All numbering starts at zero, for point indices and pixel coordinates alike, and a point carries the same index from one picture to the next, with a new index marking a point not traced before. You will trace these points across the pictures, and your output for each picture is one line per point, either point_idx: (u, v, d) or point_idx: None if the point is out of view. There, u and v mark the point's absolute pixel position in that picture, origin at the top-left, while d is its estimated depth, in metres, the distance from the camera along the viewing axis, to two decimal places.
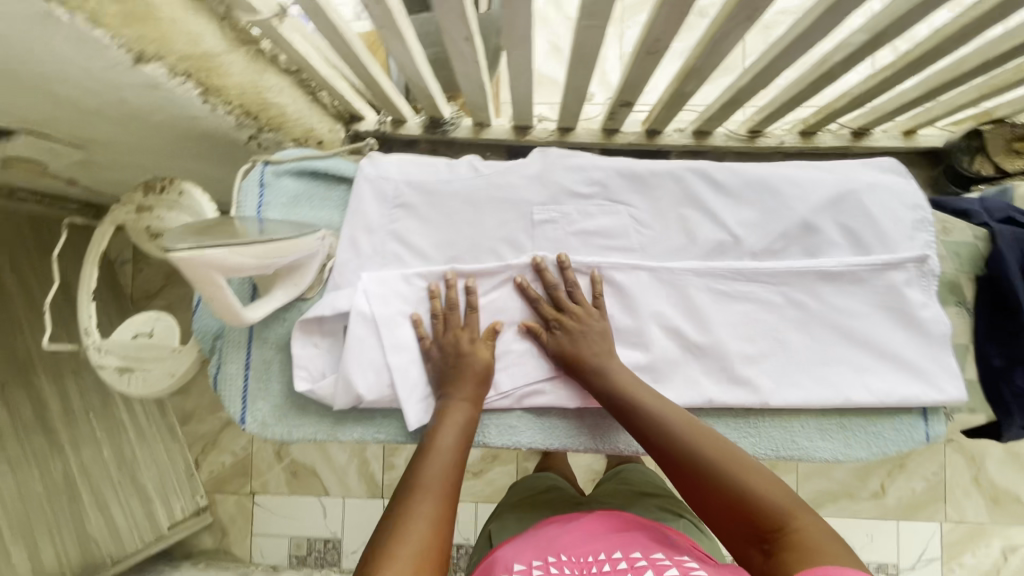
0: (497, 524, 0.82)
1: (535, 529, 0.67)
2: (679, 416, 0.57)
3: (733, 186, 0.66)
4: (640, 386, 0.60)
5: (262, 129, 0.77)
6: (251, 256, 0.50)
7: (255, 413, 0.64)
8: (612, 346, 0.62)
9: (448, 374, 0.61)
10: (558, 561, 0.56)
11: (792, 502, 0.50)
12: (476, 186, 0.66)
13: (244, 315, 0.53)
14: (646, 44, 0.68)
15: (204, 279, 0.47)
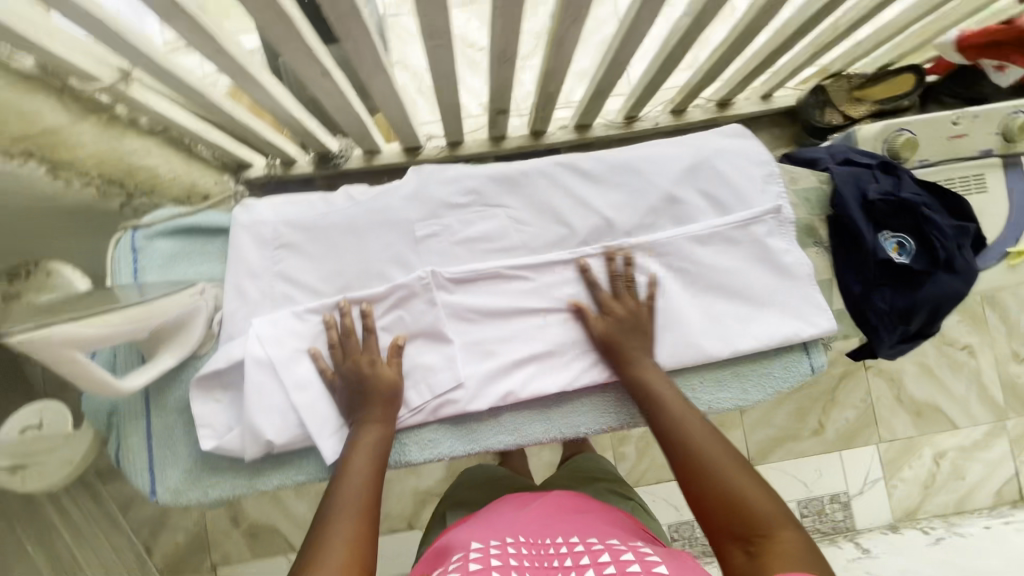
0: (450, 503, 0.79)
1: (489, 507, 0.66)
2: (695, 414, 0.60)
3: (598, 173, 0.70)
4: (666, 382, 0.63)
5: (133, 194, 0.75)
6: (111, 324, 0.48)
7: (167, 481, 0.63)
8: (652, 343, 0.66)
9: (357, 398, 0.61)
10: (516, 542, 0.55)
11: (779, 512, 0.51)
12: (355, 214, 0.67)
13: (119, 384, 0.52)
14: (496, 56, 0.71)
15: (61, 358, 0.45)
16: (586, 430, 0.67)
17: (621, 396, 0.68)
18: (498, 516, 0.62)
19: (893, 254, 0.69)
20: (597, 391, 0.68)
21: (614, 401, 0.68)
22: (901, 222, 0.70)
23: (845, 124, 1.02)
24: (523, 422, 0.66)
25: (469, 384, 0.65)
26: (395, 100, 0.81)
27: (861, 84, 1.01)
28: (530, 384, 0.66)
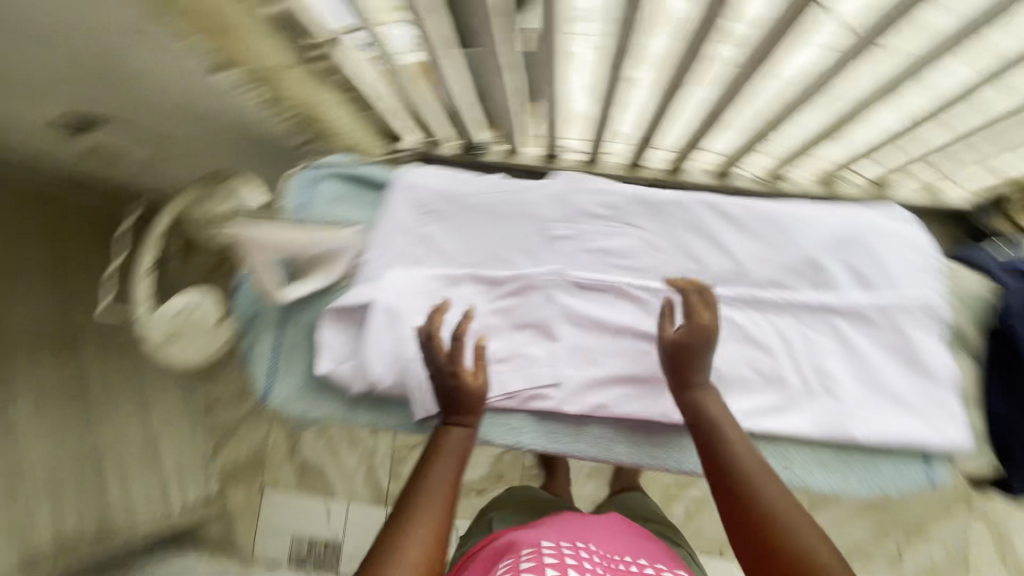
0: (496, 515, 0.84)
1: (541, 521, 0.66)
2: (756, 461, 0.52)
3: (744, 219, 0.69)
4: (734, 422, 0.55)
5: (313, 137, 0.86)
6: (282, 233, 0.65)
7: (278, 389, 0.69)
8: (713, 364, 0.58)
9: (449, 399, 0.56)
10: (586, 548, 0.56)
11: None
12: (502, 201, 0.72)
13: (280, 287, 0.67)
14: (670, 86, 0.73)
15: (247, 246, 0.64)
16: (666, 468, 0.66)
17: None
18: (555, 523, 0.63)
19: None
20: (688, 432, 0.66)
21: None
22: None
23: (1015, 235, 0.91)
24: (606, 440, 0.66)
25: (565, 386, 0.67)
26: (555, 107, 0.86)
27: None
28: (624, 404, 0.66)
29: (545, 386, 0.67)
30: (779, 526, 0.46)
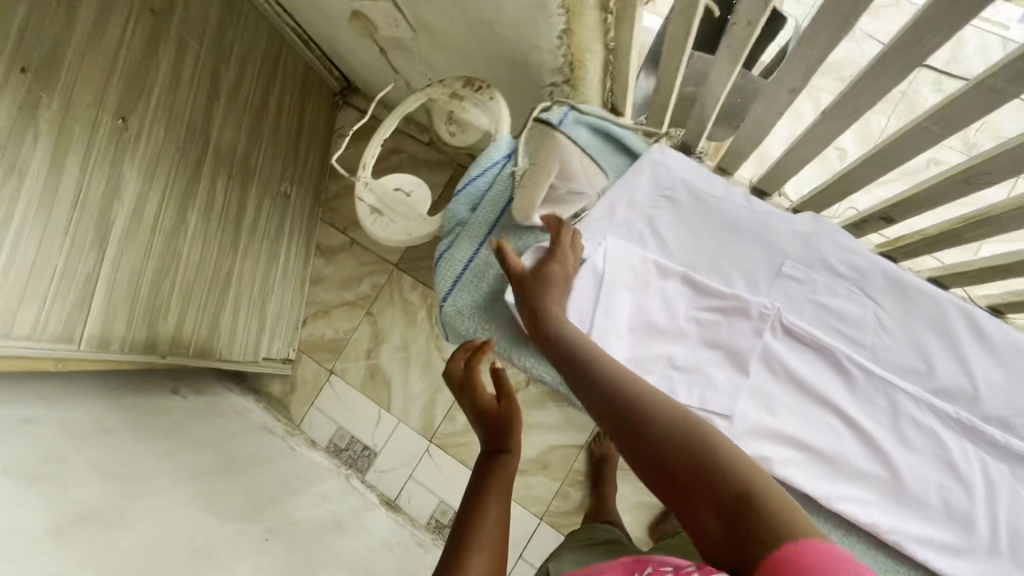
0: (554, 563, 0.90)
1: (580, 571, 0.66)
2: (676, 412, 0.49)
3: (999, 342, 0.61)
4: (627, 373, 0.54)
5: (567, 82, 0.84)
6: (576, 164, 0.68)
7: (456, 299, 0.71)
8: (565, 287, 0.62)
9: (499, 425, 0.61)
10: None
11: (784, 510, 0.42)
12: (742, 215, 0.67)
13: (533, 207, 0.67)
14: (967, 173, 0.66)
15: (548, 153, 0.66)
16: None
17: (860, 549, 0.61)
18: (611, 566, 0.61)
19: None
20: (842, 527, 0.61)
21: (852, 550, 0.60)
22: None
23: None
24: None
25: (735, 423, 0.63)
26: (812, 145, 0.81)
27: None
28: (788, 468, 0.62)
29: (715, 413, 0.63)
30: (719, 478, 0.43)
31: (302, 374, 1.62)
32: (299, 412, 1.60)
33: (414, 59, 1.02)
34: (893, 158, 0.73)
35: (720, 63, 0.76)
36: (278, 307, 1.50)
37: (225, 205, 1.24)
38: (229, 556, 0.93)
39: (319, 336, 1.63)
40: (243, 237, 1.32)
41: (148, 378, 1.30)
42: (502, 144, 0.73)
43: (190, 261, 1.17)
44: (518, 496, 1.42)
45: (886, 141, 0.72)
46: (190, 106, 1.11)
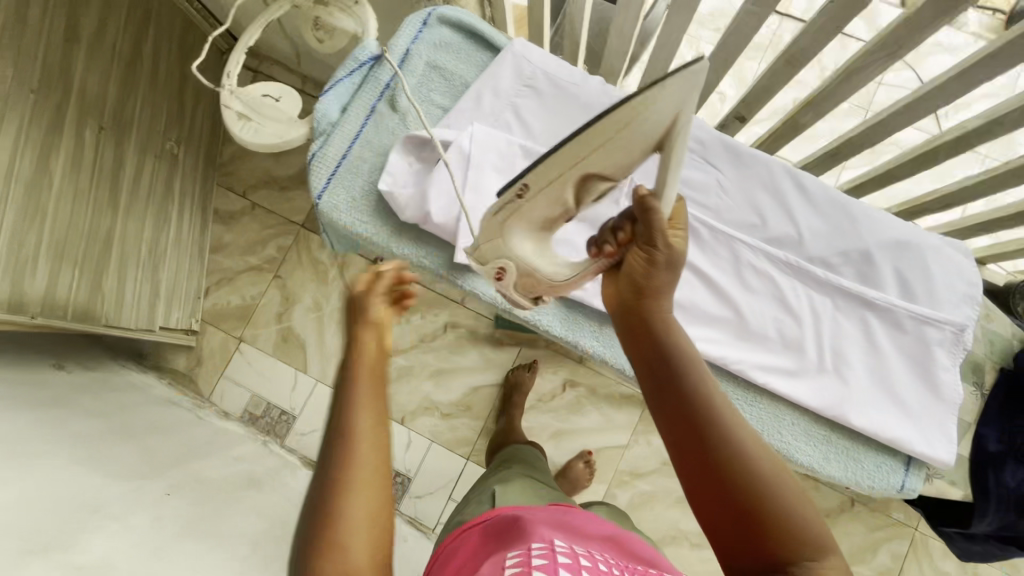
0: (501, 488, 0.92)
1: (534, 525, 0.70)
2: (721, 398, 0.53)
3: (815, 194, 0.71)
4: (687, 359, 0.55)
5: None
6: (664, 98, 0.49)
7: (332, 195, 0.70)
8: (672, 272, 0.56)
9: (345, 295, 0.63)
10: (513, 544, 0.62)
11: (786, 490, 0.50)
12: (600, 102, 0.74)
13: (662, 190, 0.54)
14: (789, 53, 0.77)
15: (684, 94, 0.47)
16: None
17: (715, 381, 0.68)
18: (550, 522, 0.67)
19: None
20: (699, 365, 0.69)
21: None
22: None
23: None
24: None
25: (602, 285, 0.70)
26: (670, 49, 0.89)
27: None
28: None
29: None
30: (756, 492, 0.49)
31: (208, 345, 1.54)
32: (208, 385, 1.52)
33: None
34: (734, 50, 0.81)
35: None
36: (173, 274, 1.42)
37: (98, 158, 1.16)
38: (124, 509, 0.87)
39: (224, 304, 1.56)
40: (122, 196, 1.24)
41: (21, 350, 1.18)
42: (369, 43, 0.74)
43: (61, 217, 1.08)
44: (443, 440, 1.45)
45: (725, 34, 0.80)
46: (44, 42, 1.02)
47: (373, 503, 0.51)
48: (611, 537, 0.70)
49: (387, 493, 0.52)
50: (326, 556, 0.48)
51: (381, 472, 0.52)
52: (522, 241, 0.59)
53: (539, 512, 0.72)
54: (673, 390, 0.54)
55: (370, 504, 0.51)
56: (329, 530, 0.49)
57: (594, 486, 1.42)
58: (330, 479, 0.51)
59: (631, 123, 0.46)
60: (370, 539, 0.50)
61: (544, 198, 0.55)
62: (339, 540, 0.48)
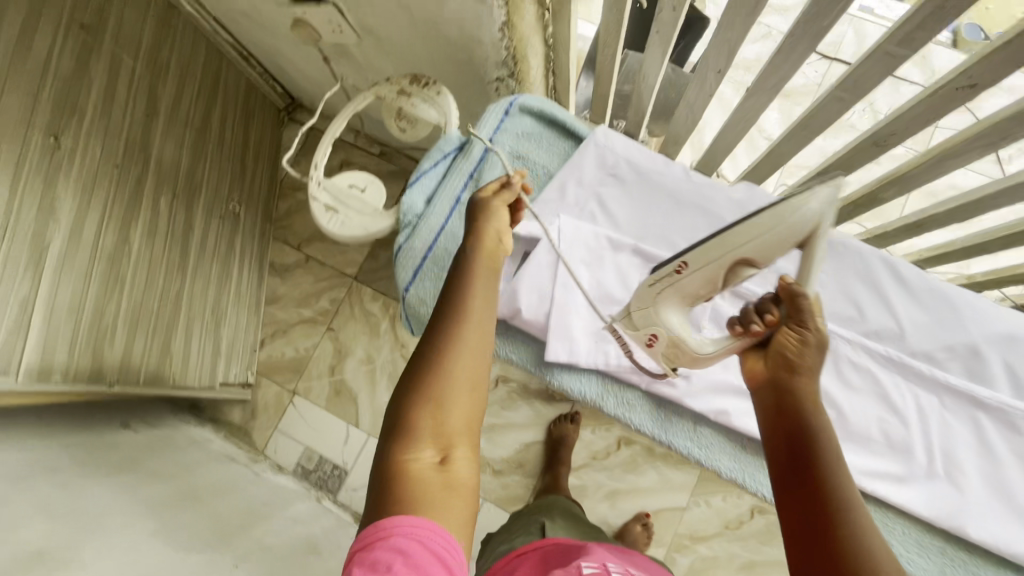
0: (549, 522, 0.93)
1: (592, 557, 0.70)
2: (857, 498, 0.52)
3: (917, 286, 0.70)
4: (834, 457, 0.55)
5: (510, 76, 0.88)
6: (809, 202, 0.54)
7: (419, 289, 0.71)
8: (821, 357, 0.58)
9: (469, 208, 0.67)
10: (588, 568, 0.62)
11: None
12: (684, 188, 0.73)
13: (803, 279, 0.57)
14: (877, 136, 0.75)
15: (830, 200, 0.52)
16: (765, 496, 0.65)
17: None
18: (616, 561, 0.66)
19: None
20: None
21: None
22: None
23: None
24: (717, 449, 0.66)
25: (693, 381, 0.67)
26: (741, 124, 0.88)
27: None
28: (746, 418, 0.65)
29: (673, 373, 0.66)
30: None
31: (263, 397, 1.56)
32: (262, 437, 1.53)
33: (357, 63, 1.05)
34: (814, 129, 0.80)
35: (653, 52, 0.82)
36: (232, 330, 1.46)
37: (170, 224, 1.20)
38: None
39: (279, 356, 1.59)
40: (190, 257, 1.28)
41: (93, 411, 1.22)
42: (452, 134, 0.76)
43: (136, 285, 1.12)
44: (495, 498, 1.42)
45: (806, 115, 0.79)
46: (128, 120, 1.07)
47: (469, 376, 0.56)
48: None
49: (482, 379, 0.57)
50: (427, 408, 0.54)
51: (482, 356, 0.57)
52: (673, 315, 0.61)
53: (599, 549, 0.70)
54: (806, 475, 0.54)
55: (466, 378, 0.56)
56: (434, 386, 0.54)
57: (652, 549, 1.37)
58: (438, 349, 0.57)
59: (787, 225, 0.50)
60: (464, 408, 0.55)
61: (704, 275, 0.57)
62: (441, 399, 0.54)
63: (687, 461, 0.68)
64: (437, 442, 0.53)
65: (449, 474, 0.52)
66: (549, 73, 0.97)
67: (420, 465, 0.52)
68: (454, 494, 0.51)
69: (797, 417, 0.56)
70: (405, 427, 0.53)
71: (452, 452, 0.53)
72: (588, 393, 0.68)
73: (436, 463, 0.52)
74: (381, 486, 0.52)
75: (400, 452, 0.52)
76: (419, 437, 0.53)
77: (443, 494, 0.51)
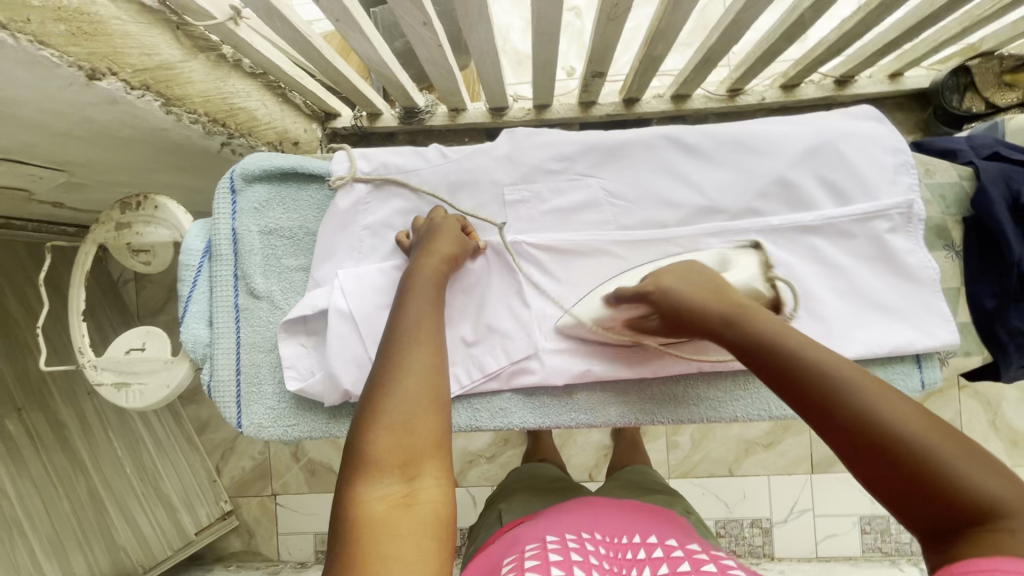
0: (507, 503, 0.88)
1: (561, 511, 0.68)
2: (851, 368, 0.42)
3: (706, 148, 0.65)
4: (794, 337, 0.46)
5: (233, 135, 0.79)
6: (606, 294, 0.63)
7: (250, 416, 0.65)
8: (708, 284, 0.55)
9: (422, 239, 0.61)
10: (593, 538, 0.58)
11: (969, 459, 0.37)
12: (447, 172, 0.66)
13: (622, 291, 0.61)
14: (606, 11, 0.67)
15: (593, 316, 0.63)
16: (662, 422, 0.65)
17: (707, 386, 0.64)
18: (565, 512, 0.66)
19: None
20: (681, 381, 0.64)
21: (697, 393, 0.64)
22: None
23: (987, 111, 0.91)
24: (597, 406, 0.64)
25: (546, 357, 0.64)
26: (492, 57, 0.80)
27: (1013, 68, 0.90)
28: (607, 367, 0.63)
29: (525, 360, 0.64)
30: (983, 509, 0.35)
31: (249, 515, 1.48)
32: (271, 548, 1.47)
33: (85, 194, 0.90)
34: (549, 30, 0.72)
35: (352, 35, 0.71)
36: (178, 480, 1.34)
37: (34, 438, 1.05)
38: None
39: (240, 472, 1.49)
40: (81, 448, 1.14)
41: None
42: (193, 241, 0.67)
43: (36, 517, 1.02)
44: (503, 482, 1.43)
45: (533, 21, 0.70)
46: None
47: (426, 379, 0.50)
48: (639, 513, 0.68)
49: (440, 364, 0.52)
50: (366, 477, 0.46)
51: (431, 335, 0.53)
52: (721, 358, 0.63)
53: (552, 510, 0.71)
54: (795, 381, 0.44)
55: (422, 372, 0.51)
56: (368, 431, 0.48)
57: (652, 445, 1.41)
58: (385, 370, 0.51)
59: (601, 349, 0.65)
60: (422, 395, 0.50)
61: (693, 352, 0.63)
62: (398, 416, 0.48)
63: (581, 428, 0.66)
64: (400, 465, 0.46)
65: (406, 524, 0.43)
66: (281, 97, 0.87)
67: (368, 509, 0.44)
68: (425, 528, 0.44)
69: (768, 359, 0.47)
70: (361, 459, 0.47)
71: (419, 470, 0.47)
72: (461, 423, 0.65)
73: (402, 497, 0.45)
74: (335, 531, 0.44)
75: (353, 488, 0.46)
76: (379, 468, 0.46)
77: (413, 529, 0.43)
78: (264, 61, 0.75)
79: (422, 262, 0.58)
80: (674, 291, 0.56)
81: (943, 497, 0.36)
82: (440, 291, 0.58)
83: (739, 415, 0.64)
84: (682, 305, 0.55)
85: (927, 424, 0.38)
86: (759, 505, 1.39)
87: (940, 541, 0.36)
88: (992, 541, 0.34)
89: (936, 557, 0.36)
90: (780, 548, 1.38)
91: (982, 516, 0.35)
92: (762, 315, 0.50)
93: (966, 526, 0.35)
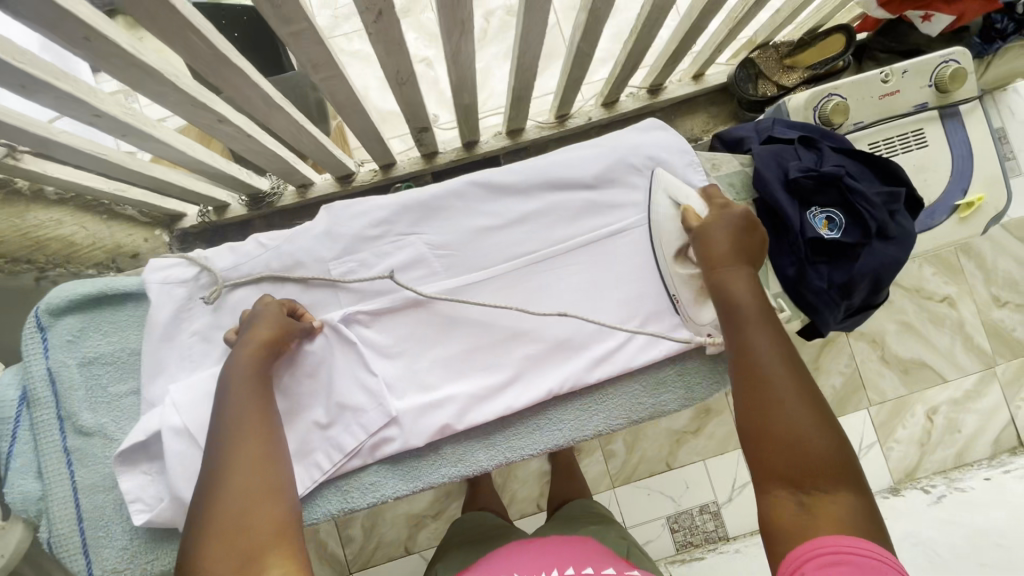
0: (442, 565, 0.84)
1: (494, 558, 0.68)
2: (790, 363, 0.52)
3: (513, 185, 0.69)
4: (773, 320, 0.55)
5: (47, 266, 0.77)
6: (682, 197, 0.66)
7: (103, 563, 0.61)
8: (754, 239, 0.60)
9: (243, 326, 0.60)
10: None
11: (836, 452, 0.47)
12: (267, 261, 0.66)
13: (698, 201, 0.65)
14: (392, 77, 0.70)
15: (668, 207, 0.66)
16: (531, 452, 0.65)
17: (567, 405, 0.66)
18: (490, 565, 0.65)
19: (823, 230, 0.67)
20: (542, 409, 0.66)
21: (558, 414, 0.66)
22: (827, 196, 0.68)
23: (779, 93, 1.01)
24: (465, 455, 0.65)
25: (403, 422, 0.63)
26: (307, 135, 0.81)
27: (790, 53, 1.01)
28: (464, 417, 0.64)
29: (382, 429, 0.63)
30: (827, 481, 0.46)
31: None
32: None
33: None
34: (347, 103, 0.74)
35: (149, 144, 0.70)
36: None
37: None
38: None
39: None
40: None
41: None
42: (6, 390, 0.61)
43: None
44: None
45: (327, 98, 0.72)
46: None
47: (254, 475, 0.50)
48: (558, 548, 0.67)
49: (269, 454, 0.52)
50: None
51: (256, 428, 0.53)
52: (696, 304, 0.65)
53: (487, 557, 0.70)
54: (748, 352, 0.53)
55: (249, 466, 0.50)
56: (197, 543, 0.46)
57: (590, 460, 1.42)
58: (209, 475, 0.50)
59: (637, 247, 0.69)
60: (252, 491, 0.49)
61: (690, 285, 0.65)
62: (227, 519, 0.47)
63: (458, 481, 0.65)
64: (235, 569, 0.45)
65: None
66: (106, 213, 0.83)
67: None
68: None
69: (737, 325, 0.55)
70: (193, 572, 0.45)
71: (259, 567, 0.45)
72: (332, 509, 0.63)
73: None
74: None
75: None
76: None
77: None
78: (67, 184, 0.72)
79: (240, 352, 0.57)
80: (717, 227, 0.61)
81: (808, 471, 0.46)
82: (264, 380, 0.57)
83: (601, 427, 0.66)
84: (718, 240, 0.60)
85: (819, 419, 0.48)
86: (703, 490, 1.42)
87: (794, 502, 0.46)
88: (825, 510, 0.44)
89: (784, 513, 0.46)
90: (732, 527, 1.40)
91: (831, 493, 0.45)
92: (753, 283, 0.57)
93: (814, 497, 0.45)
